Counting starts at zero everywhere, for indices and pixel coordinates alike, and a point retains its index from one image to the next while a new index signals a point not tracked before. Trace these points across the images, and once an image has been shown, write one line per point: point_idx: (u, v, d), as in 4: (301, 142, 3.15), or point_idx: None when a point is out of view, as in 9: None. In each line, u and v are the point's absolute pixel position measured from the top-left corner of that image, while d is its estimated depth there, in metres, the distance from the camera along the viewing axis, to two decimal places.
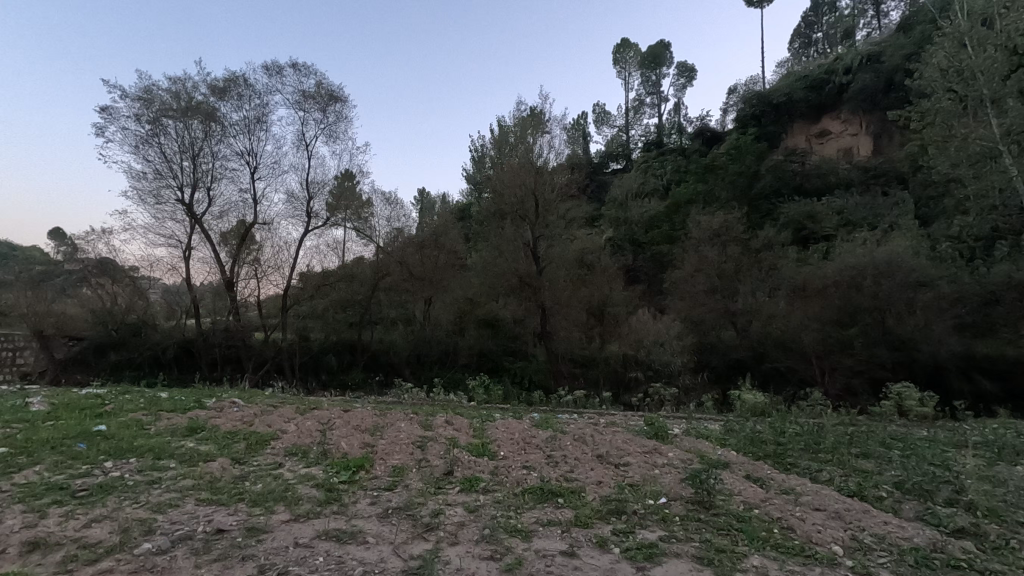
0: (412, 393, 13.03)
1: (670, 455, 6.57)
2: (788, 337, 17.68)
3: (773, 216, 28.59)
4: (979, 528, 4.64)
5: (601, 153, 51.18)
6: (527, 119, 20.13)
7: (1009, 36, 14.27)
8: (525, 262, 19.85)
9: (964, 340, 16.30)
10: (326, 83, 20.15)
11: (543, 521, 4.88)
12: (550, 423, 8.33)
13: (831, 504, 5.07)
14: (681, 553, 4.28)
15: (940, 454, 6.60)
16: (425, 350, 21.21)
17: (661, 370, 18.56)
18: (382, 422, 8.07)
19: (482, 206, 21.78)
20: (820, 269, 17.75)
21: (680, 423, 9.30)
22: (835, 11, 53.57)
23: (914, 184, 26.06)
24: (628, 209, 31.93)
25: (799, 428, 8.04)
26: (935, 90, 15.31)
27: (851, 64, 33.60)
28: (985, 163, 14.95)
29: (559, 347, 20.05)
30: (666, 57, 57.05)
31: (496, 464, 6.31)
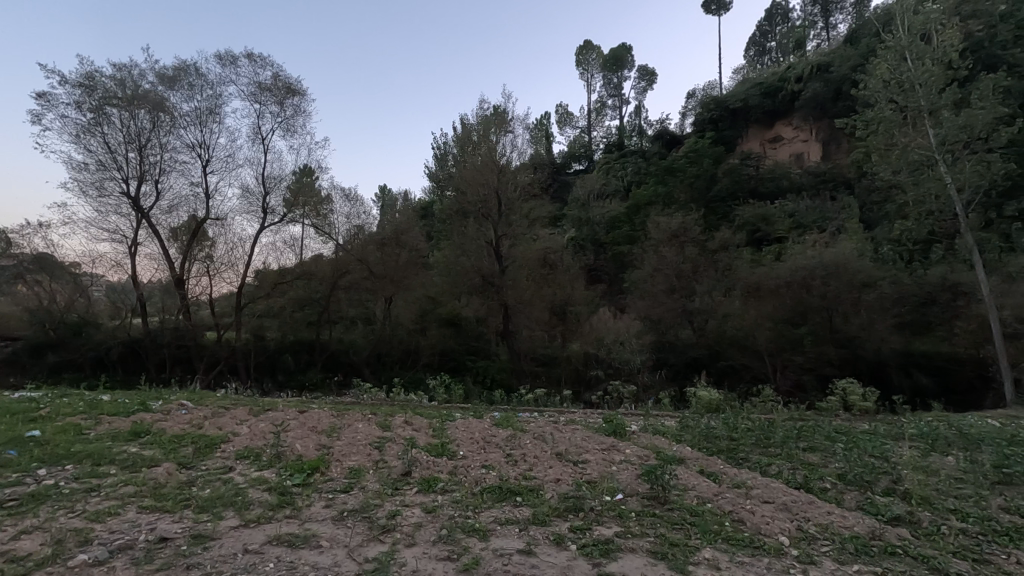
0: (372, 394, 12.80)
1: (628, 452, 6.68)
2: (743, 336, 18.26)
3: (729, 218, 29.45)
4: (913, 516, 4.89)
5: (563, 154, 51.56)
6: (490, 118, 20.13)
7: (945, 51, 15.14)
8: (488, 261, 19.94)
9: (903, 338, 17.18)
10: (284, 76, 19.63)
11: (501, 520, 4.87)
12: (511, 422, 8.30)
13: (779, 496, 5.25)
14: (636, 548, 4.35)
15: (880, 446, 6.94)
16: (385, 350, 21.10)
17: (622, 368, 18.74)
18: (339, 423, 7.88)
19: (445, 203, 21.66)
20: (772, 270, 18.40)
21: (638, 420, 9.48)
22: (788, 22, 55.65)
23: (860, 189, 27.31)
24: (590, 209, 32.31)
25: (752, 424, 8.29)
26: (878, 100, 16.10)
27: (802, 73, 34.96)
28: (923, 171, 15.81)
29: (522, 346, 20.18)
30: (627, 60, 57.92)
31: (454, 464, 6.26)
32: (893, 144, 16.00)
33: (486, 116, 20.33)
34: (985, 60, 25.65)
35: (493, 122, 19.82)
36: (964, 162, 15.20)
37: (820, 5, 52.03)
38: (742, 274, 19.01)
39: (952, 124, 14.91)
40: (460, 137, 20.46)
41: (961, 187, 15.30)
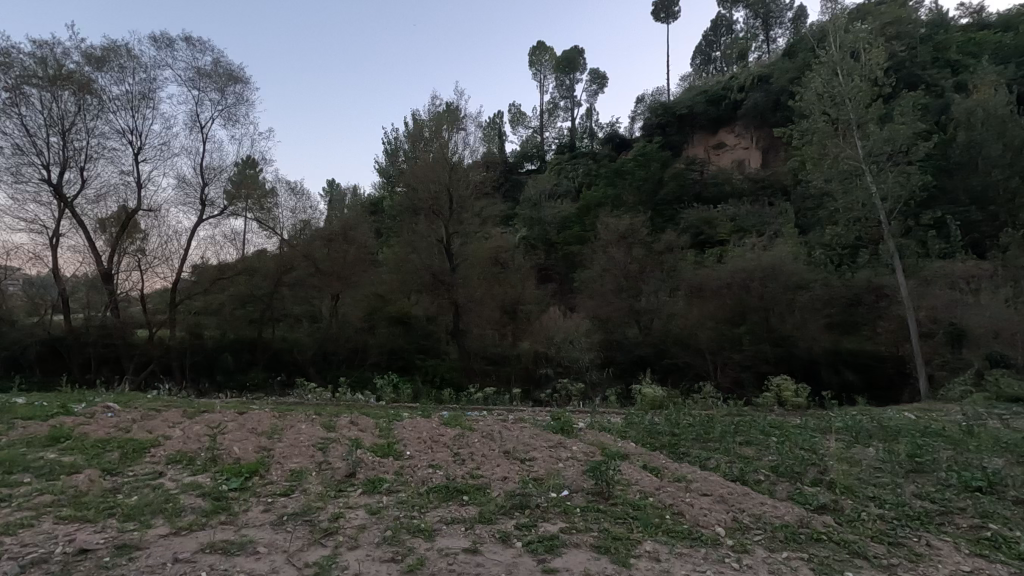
0: (317, 394, 12.41)
1: (575, 448, 6.78)
2: (686, 335, 18.88)
3: (675, 221, 30.37)
4: (837, 504, 5.21)
5: (516, 153, 51.69)
6: (442, 115, 19.97)
7: (872, 69, 16.21)
8: (439, 259, 19.84)
9: (833, 337, 18.23)
10: (225, 62, 18.79)
11: (447, 519, 4.84)
12: (459, 421, 8.23)
13: (716, 489, 5.47)
14: (580, 543, 4.42)
15: (809, 439, 7.36)
16: (332, 349, 20.26)
17: (571, 366, 18.81)
18: (281, 424, 7.60)
19: (395, 200, 21.37)
20: (714, 271, 19.15)
21: (586, 417, 9.65)
22: (731, 33, 57.96)
23: (795, 196, 28.77)
24: (542, 209, 32.57)
25: (692, 420, 8.59)
26: (812, 112, 17.04)
27: (744, 83, 36.48)
28: (852, 180, 16.84)
29: (472, 345, 20.12)
30: (579, 63, 58.81)
31: (401, 464, 6.18)
32: (825, 154, 16.98)
33: (438, 112, 20.20)
34: (907, 79, 27.48)
35: (445, 119, 19.70)
36: (887, 173, 16.31)
37: (761, 19, 54.45)
38: (685, 275, 19.67)
39: (877, 137, 15.95)
40: (411, 133, 20.20)
41: (885, 196, 16.40)
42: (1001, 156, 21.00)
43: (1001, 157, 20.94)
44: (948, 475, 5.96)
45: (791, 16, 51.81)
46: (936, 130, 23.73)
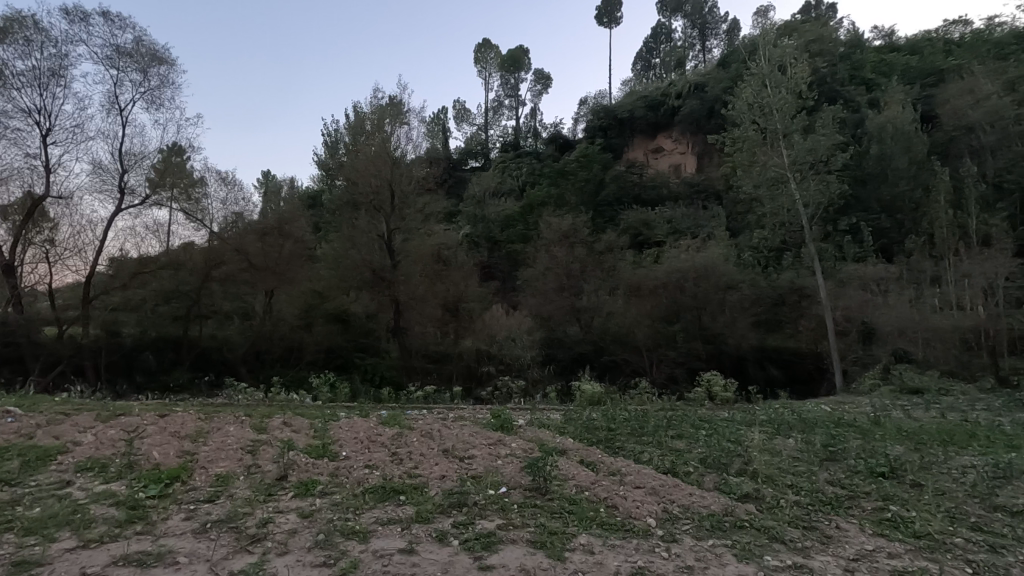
0: (247, 394, 11.84)
1: (513, 445, 6.82)
2: (624, 333, 19.43)
3: (615, 221, 31.15)
4: (758, 492, 5.51)
5: (460, 150, 51.30)
6: (384, 108, 19.60)
7: (796, 83, 17.30)
8: (379, 255, 19.50)
9: (759, 334, 19.26)
10: (148, 41, 17.60)
11: (382, 520, 4.75)
12: (398, 420, 8.11)
13: (649, 481, 5.65)
14: (516, 539, 4.46)
15: (735, 432, 7.74)
16: (265, 347, 19.53)
17: (512, 364, 18.93)
18: (206, 426, 7.17)
19: (335, 194, 20.80)
20: (652, 271, 19.85)
21: (525, 414, 9.73)
22: (670, 41, 59.99)
23: (727, 201, 30.16)
24: (485, 207, 32.54)
25: (628, 415, 8.88)
26: (743, 121, 17.98)
27: (681, 90, 37.89)
28: (778, 187, 17.89)
29: (413, 342, 19.83)
30: (524, 63, 59.20)
31: (336, 465, 6.01)
32: (754, 161, 17.96)
33: (381, 104, 19.85)
34: (828, 94, 29.32)
35: (388, 113, 19.39)
36: (808, 181, 17.40)
37: (698, 29, 56.73)
38: (624, 275, 20.25)
39: (800, 147, 17.04)
40: (352, 125, 19.72)
41: (807, 203, 17.56)
42: (907, 169, 22.90)
43: (907, 169, 22.84)
44: (856, 462, 6.45)
45: (726, 28, 54.28)
46: (852, 143, 25.54)
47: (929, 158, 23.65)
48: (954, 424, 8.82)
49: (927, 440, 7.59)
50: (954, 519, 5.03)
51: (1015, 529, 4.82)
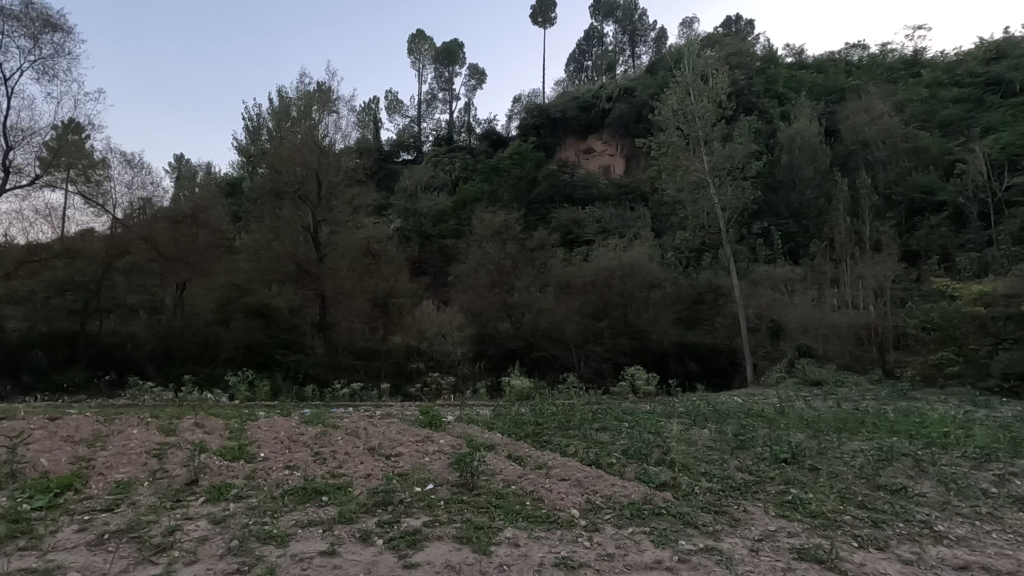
0: (153, 394, 10.99)
1: (441, 442, 6.77)
2: (554, 329, 19.82)
3: (547, 219, 31.62)
4: (675, 480, 5.80)
5: (392, 142, 50.10)
6: (312, 94, 18.88)
7: (717, 93, 18.33)
8: (304, 247, 18.71)
9: (680, 331, 20.25)
10: (38, 5, 15.87)
11: (302, 522, 4.59)
12: (322, 419, 7.83)
13: (574, 473, 5.80)
14: (442, 535, 4.44)
15: (656, 424, 8.10)
16: (176, 344, 18.33)
17: (442, 360, 18.83)
18: (106, 429, 6.60)
19: (256, 182, 19.75)
20: (581, 269, 20.35)
21: (454, 410, 9.71)
22: (602, 46, 61.57)
23: (653, 202, 31.41)
24: (417, 201, 32.02)
25: (555, 409, 9.06)
26: (668, 126, 18.82)
27: (611, 94, 38.99)
28: (699, 191, 18.87)
29: (340, 339, 19.19)
30: (459, 57, 58.60)
31: (253, 468, 5.71)
32: (678, 166, 18.84)
33: (308, 91, 19.12)
34: (745, 104, 31.24)
35: (316, 99, 18.71)
36: (727, 186, 18.46)
37: (628, 35, 58.64)
38: (555, 272, 20.61)
39: (720, 154, 18.06)
40: (277, 111, 18.83)
41: (724, 207, 18.63)
42: (812, 178, 24.83)
43: (812, 179, 24.77)
44: (763, 450, 6.94)
45: (655, 36, 56.38)
46: (765, 152, 27.33)
47: (831, 169, 25.74)
48: (847, 413, 9.71)
49: (824, 428, 8.29)
50: (843, 499, 5.53)
51: (893, 505, 5.37)
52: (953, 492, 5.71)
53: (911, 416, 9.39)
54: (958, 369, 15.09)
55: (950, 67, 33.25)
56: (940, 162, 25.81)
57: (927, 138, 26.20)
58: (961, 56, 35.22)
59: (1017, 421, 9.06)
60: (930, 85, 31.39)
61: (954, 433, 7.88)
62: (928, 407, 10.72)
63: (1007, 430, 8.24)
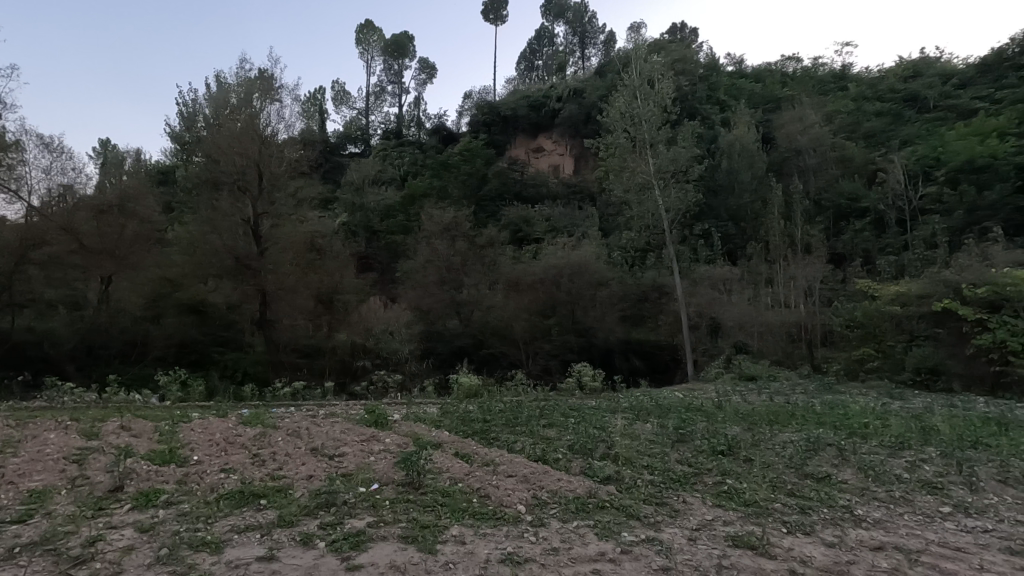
0: (75, 395, 10.27)
1: (387, 441, 6.65)
2: (502, 327, 19.87)
3: (497, 217, 31.63)
4: (619, 474, 5.94)
5: (338, 134, 48.76)
6: (253, 81, 18.20)
7: (662, 97, 18.87)
8: (243, 240, 17.89)
9: (625, 328, 20.78)
10: None
11: (238, 527, 4.40)
12: (261, 419, 7.54)
13: (520, 469, 5.84)
14: (387, 536, 4.37)
15: (601, 419, 8.27)
16: (100, 342, 17.33)
17: (389, 358, 18.52)
18: (19, 434, 6.11)
19: (190, 170, 18.74)
20: (530, 267, 20.51)
21: (401, 408, 9.58)
22: (553, 46, 62.11)
23: (601, 202, 32.01)
24: (364, 195, 31.30)
25: (503, 406, 9.10)
26: (616, 128, 19.24)
27: (561, 94, 39.42)
28: (645, 193, 19.39)
29: (281, 336, 18.51)
30: (409, 50, 57.64)
31: (184, 472, 5.43)
32: (624, 167, 19.30)
33: (249, 77, 18.40)
34: (688, 110, 32.34)
35: (258, 87, 18.06)
36: (671, 189, 19.05)
37: (578, 37, 59.42)
38: (504, 270, 20.66)
39: (665, 157, 18.60)
40: (214, 97, 18.02)
41: (668, 209, 19.22)
42: (750, 183, 25.98)
43: (749, 183, 25.92)
44: (702, 443, 7.21)
45: (604, 39, 57.41)
46: (706, 157, 28.39)
47: (767, 175, 27.03)
48: (779, 407, 10.25)
49: (757, 421, 8.73)
50: (775, 487, 5.83)
51: (819, 492, 5.71)
52: (871, 479, 6.14)
53: (835, 408, 10.04)
54: (878, 364, 16.22)
55: (873, 83, 35.61)
56: (863, 170, 27.62)
57: (853, 148, 28.00)
58: (883, 72, 37.77)
59: (927, 411, 9.85)
60: (856, 99, 33.49)
61: (872, 424, 8.48)
62: (851, 400, 11.47)
63: (919, 420, 8.94)
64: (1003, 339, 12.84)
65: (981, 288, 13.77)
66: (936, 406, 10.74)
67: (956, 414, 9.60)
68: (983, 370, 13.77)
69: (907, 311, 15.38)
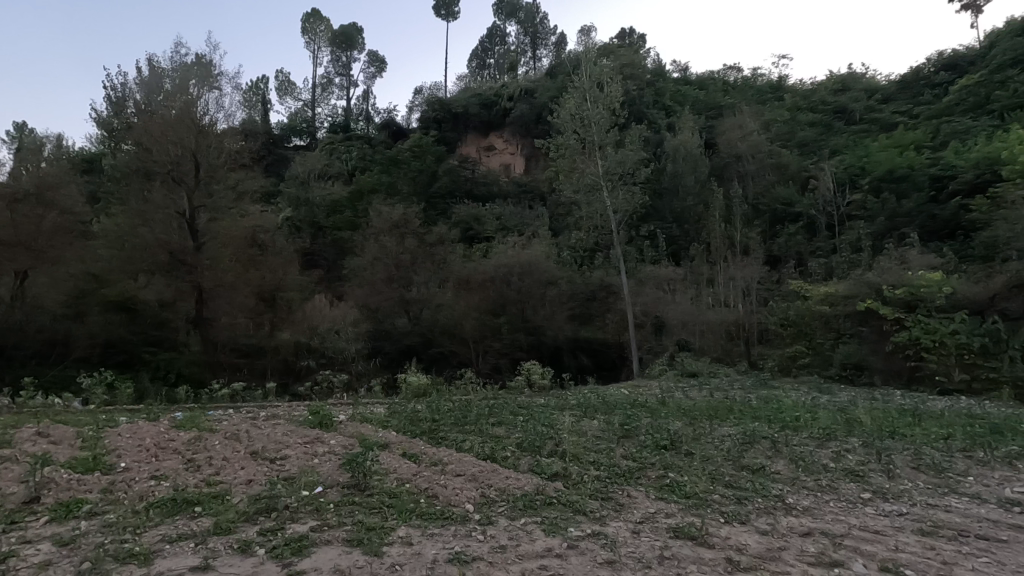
0: None
1: (332, 442, 6.49)
2: (452, 325, 19.80)
3: (447, 214, 31.39)
4: (566, 470, 6.04)
5: (282, 125, 47.04)
6: (190, 67, 17.27)
7: (611, 101, 19.27)
8: (178, 234, 16.96)
9: (574, 327, 21.10)
10: None
11: (171, 537, 4.19)
12: (197, 422, 7.19)
13: (469, 468, 5.84)
14: (331, 540, 4.26)
15: (549, 416, 8.37)
16: (14, 342, 16.07)
17: (335, 357, 18.04)
18: None
19: (119, 159, 17.60)
20: (480, 265, 20.51)
21: (347, 409, 9.38)
22: (505, 45, 62.21)
23: (551, 203, 32.34)
24: (310, 190, 30.37)
25: (452, 405, 9.06)
26: (566, 129, 19.51)
27: (513, 94, 39.55)
28: (593, 194, 19.77)
29: (220, 335, 17.71)
30: (357, 42, 56.22)
31: (111, 480, 5.11)
32: (574, 168, 19.61)
33: (185, 63, 17.45)
34: (636, 114, 33.16)
35: (195, 73, 17.12)
36: (619, 190, 19.50)
37: (530, 37, 59.83)
38: (454, 268, 20.56)
39: (613, 159, 19.03)
40: (146, 82, 16.98)
41: (616, 210, 19.66)
42: (693, 187, 26.91)
43: (693, 187, 26.85)
44: (647, 438, 7.43)
45: (555, 41, 58.03)
46: (653, 160, 29.19)
47: (709, 179, 28.09)
48: (719, 401, 10.69)
49: (698, 415, 9.08)
50: (714, 479, 6.08)
51: (754, 483, 6.00)
52: (801, 469, 6.51)
53: (769, 403, 10.57)
54: (808, 360, 17.20)
55: (806, 95, 37.65)
56: (797, 177, 29.19)
57: (788, 156, 29.53)
58: (816, 85, 40.00)
59: (851, 404, 10.53)
60: (791, 109, 35.30)
61: (803, 417, 8.97)
62: (784, 395, 12.09)
63: (844, 412, 9.55)
64: (917, 337, 14.07)
65: (899, 289, 14.93)
66: (860, 399, 11.49)
67: (876, 407, 10.31)
68: (900, 365, 14.86)
69: (835, 310, 16.39)
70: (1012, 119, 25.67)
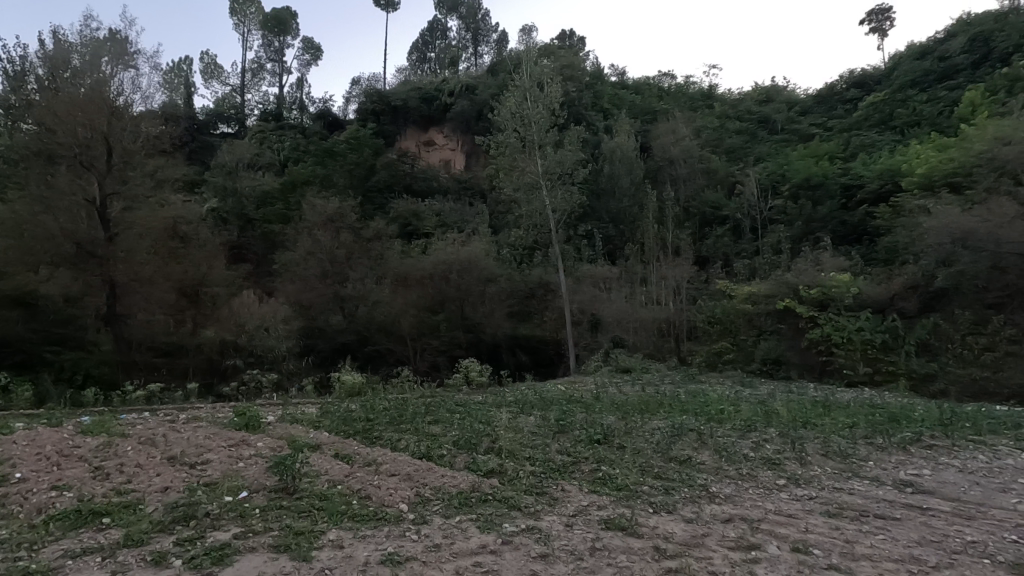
0: None
1: (259, 445, 6.19)
2: (389, 322, 19.65)
3: (385, 209, 30.74)
4: (502, 467, 6.08)
5: (208, 110, 44.43)
6: (101, 42, 15.94)
7: (551, 101, 19.49)
8: (87, 223, 15.63)
9: (513, 324, 21.24)
10: None
11: (74, 552, 3.87)
12: (106, 427, 6.66)
13: (403, 468, 5.75)
14: (256, 546, 4.07)
15: (486, 414, 8.36)
16: None
17: (263, 356, 17.27)
18: None
19: (16, 139, 15.99)
20: (418, 262, 20.24)
21: (277, 409, 9.01)
22: (446, 39, 61.57)
23: (491, 200, 32.41)
24: (238, 180, 28.85)
25: (387, 404, 8.88)
26: (506, 127, 19.56)
27: (453, 89, 39.20)
28: (533, 193, 19.97)
29: (135, 333, 16.54)
30: (291, 27, 53.86)
31: (3, 494, 4.67)
32: (514, 166, 19.71)
33: (96, 38, 16.09)
34: (575, 115, 33.74)
35: (107, 50, 15.83)
36: (557, 189, 19.80)
37: (471, 33, 59.50)
38: (391, 264, 20.18)
39: (552, 159, 19.28)
40: (49, 56, 15.51)
41: (554, 209, 19.96)
42: (629, 188, 27.74)
43: (628, 188, 27.68)
44: (581, 433, 7.58)
45: (496, 38, 58.05)
46: (591, 161, 29.83)
47: (644, 181, 29.04)
48: (650, 396, 11.10)
49: (630, 410, 9.38)
50: (643, 471, 6.29)
51: (681, 474, 6.26)
52: (724, 459, 6.87)
53: (696, 397, 11.07)
54: (732, 356, 18.18)
55: (734, 104, 39.66)
56: (725, 182, 30.71)
57: (717, 162, 31.01)
58: (742, 95, 42.23)
59: (769, 397, 11.23)
60: (720, 117, 37.08)
61: (726, 409, 9.46)
62: (710, 389, 12.74)
63: (763, 404, 10.16)
64: (828, 334, 15.25)
65: (813, 290, 16.08)
66: (778, 392, 12.27)
67: (792, 399, 11.05)
68: (813, 360, 16.00)
69: (757, 309, 17.42)
70: (911, 135, 28.18)
